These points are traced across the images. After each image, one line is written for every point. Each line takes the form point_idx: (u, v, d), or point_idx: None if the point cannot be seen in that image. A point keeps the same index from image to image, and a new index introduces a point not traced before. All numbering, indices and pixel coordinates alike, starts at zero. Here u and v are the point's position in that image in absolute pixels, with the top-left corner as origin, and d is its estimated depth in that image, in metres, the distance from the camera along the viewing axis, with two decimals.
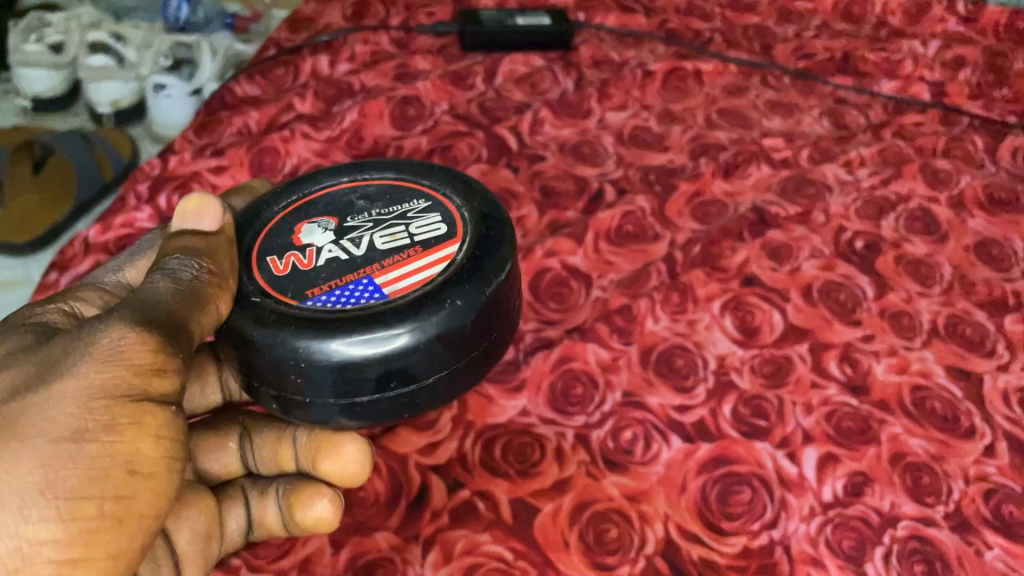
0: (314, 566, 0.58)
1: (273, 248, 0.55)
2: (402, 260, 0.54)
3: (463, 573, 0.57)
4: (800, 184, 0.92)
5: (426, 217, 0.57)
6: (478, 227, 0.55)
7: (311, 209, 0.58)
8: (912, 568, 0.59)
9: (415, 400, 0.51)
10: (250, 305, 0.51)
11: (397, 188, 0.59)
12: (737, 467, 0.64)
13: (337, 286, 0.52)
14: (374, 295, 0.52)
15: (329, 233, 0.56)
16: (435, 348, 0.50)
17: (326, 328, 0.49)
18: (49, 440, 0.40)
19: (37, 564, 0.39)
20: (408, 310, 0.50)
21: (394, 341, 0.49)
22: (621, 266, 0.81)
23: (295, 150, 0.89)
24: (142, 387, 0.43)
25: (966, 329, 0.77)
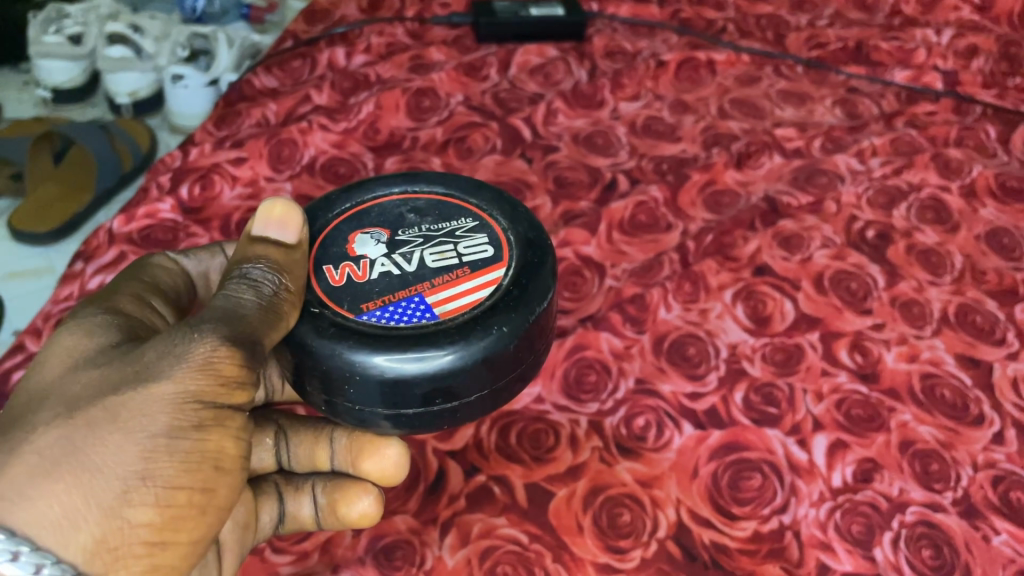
0: (335, 547, 0.59)
1: (329, 256, 0.51)
2: (451, 280, 0.49)
3: (480, 556, 0.58)
4: (812, 174, 0.92)
5: (474, 235, 0.52)
6: (525, 252, 0.51)
7: (365, 218, 0.53)
8: (920, 553, 0.60)
9: (459, 416, 0.47)
10: (308, 315, 0.47)
11: (447, 204, 0.54)
12: (747, 453, 0.65)
13: (390, 302, 0.48)
14: (424, 315, 0.47)
15: (381, 245, 0.51)
16: (479, 371, 0.46)
17: (378, 347, 0.45)
18: (149, 436, 0.41)
19: (133, 545, 0.41)
20: (457, 333, 0.46)
21: (443, 363, 0.45)
22: (634, 256, 0.82)
23: (312, 141, 0.90)
24: (229, 394, 0.44)
25: (976, 318, 0.78)
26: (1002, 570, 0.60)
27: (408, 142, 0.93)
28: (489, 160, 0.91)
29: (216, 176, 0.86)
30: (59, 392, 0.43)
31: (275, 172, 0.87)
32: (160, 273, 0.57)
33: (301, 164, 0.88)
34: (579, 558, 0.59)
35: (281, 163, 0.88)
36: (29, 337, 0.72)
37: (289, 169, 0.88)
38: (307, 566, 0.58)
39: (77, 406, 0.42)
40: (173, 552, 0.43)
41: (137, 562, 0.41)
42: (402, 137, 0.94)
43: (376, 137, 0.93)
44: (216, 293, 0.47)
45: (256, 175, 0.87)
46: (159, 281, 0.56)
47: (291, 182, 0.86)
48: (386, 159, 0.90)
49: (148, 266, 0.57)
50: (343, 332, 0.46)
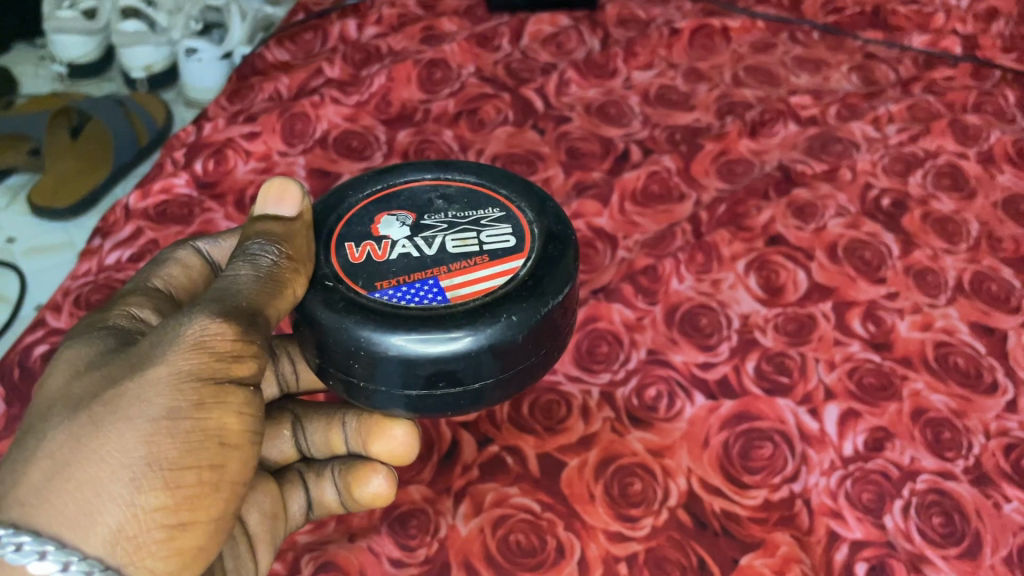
0: (351, 517, 0.60)
1: (352, 234, 0.52)
2: (468, 266, 0.49)
3: (493, 525, 0.59)
4: (827, 142, 0.92)
5: (499, 226, 0.52)
6: (545, 245, 0.50)
7: (395, 202, 0.53)
8: (930, 520, 0.60)
9: (462, 402, 0.48)
10: (322, 289, 0.48)
11: (476, 193, 0.54)
12: (759, 422, 0.66)
13: (404, 282, 0.48)
14: (437, 297, 0.48)
15: (406, 228, 0.52)
16: (486, 359, 0.46)
17: (388, 321, 0.46)
18: (149, 419, 0.40)
19: (151, 531, 0.40)
20: (465, 316, 0.46)
21: (450, 344, 0.45)
22: (646, 227, 0.82)
23: (324, 115, 0.89)
24: (226, 370, 0.43)
25: (991, 286, 0.78)
26: (1013, 537, 0.60)
27: (419, 115, 0.92)
28: (500, 132, 0.91)
29: (230, 151, 0.85)
30: (62, 398, 0.43)
31: (289, 146, 0.87)
32: (178, 269, 0.55)
33: (313, 139, 0.87)
34: (591, 526, 0.60)
35: (294, 138, 0.87)
36: (48, 313, 0.72)
37: (301, 143, 0.87)
38: (324, 534, 0.59)
39: (78, 407, 0.41)
40: (195, 532, 0.42)
41: (159, 548, 0.40)
42: (414, 109, 0.93)
43: (388, 110, 0.93)
44: (219, 277, 0.47)
45: (269, 150, 0.86)
46: (175, 278, 0.54)
47: (304, 155, 0.86)
48: (399, 132, 0.90)
49: (166, 262, 0.55)
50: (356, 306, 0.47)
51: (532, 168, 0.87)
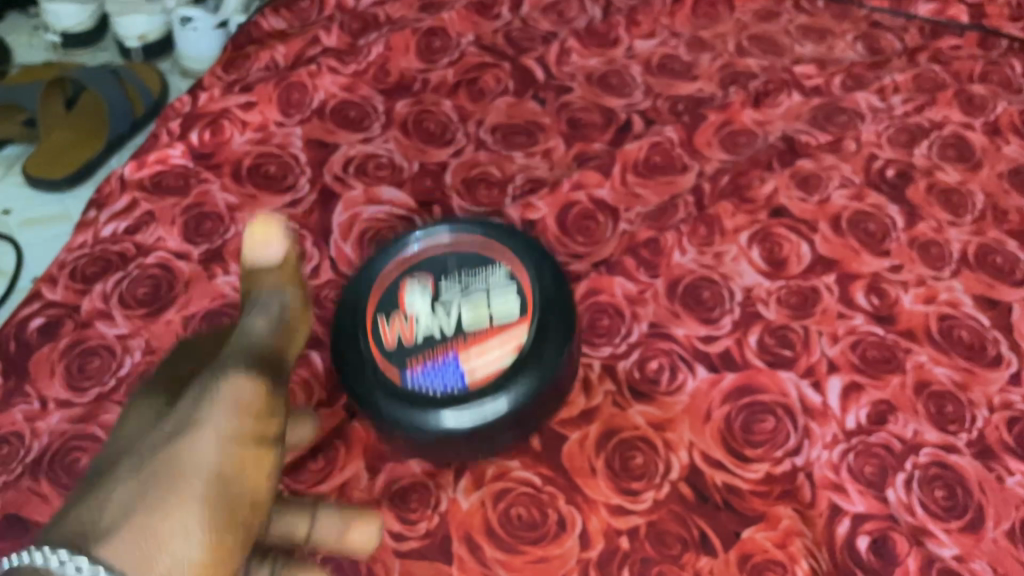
0: (351, 490, 0.59)
1: (384, 323, 0.62)
2: (481, 336, 0.61)
3: (493, 500, 0.59)
4: (832, 112, 0.91)
5: (507, 291, 0.63)
6: (547, 312, 0.61)
7: (423, 336, 0.62)
8: (933, 494, 0.60)
9: (483, 437, 0.58)
10: (375, 399, 0.59)
11: (488, 246, 0.65)
12: (761, 396, 0.65)
13: (430, 361, 0.60)
14: (460, 376, 0.59)
15: (430, 306, 0.63)
16: (507, 427, 0.58)
17: (430, 403, 0.58)
18: (198, 486, 0.48)
19: (185, 566, 0.44)
20: (490, 386, 0.58)
21: (482, 410, 0.57)
22: (648, 199, 0.81)
23: (322, 85, 0.87)
24: (260, 434, 0.51)
25: (996, 259, 0.77)
26: (1016, 511, 0.60)
27: (418, 84, 0.90)
28: (500, 102, 0.89)
29: (226, 122, 0.82)
30: (111, 483, 0.48)
31: (285, 116, 0.84)
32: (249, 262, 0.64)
33: (311, 108, 0.85)
34: (592, 499, 0.59)
35: (290, 108, 0.85)
36: (43, 286, 0.69)
37: (298, 114, 0.85)
38: None
39: (139, 467, 0.48)
40: (227, 557, 0.47)
41: (192, 567, 0.45)
42: (412, 79, 0.91)
43: (387, 80, 0.90)
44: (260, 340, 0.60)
45: (266, 120, 0.84)
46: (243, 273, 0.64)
47: (301, 126, 0.83)
48: (397, 101, 0.87)
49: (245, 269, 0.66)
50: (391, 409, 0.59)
51: (533, 139, 0.86)
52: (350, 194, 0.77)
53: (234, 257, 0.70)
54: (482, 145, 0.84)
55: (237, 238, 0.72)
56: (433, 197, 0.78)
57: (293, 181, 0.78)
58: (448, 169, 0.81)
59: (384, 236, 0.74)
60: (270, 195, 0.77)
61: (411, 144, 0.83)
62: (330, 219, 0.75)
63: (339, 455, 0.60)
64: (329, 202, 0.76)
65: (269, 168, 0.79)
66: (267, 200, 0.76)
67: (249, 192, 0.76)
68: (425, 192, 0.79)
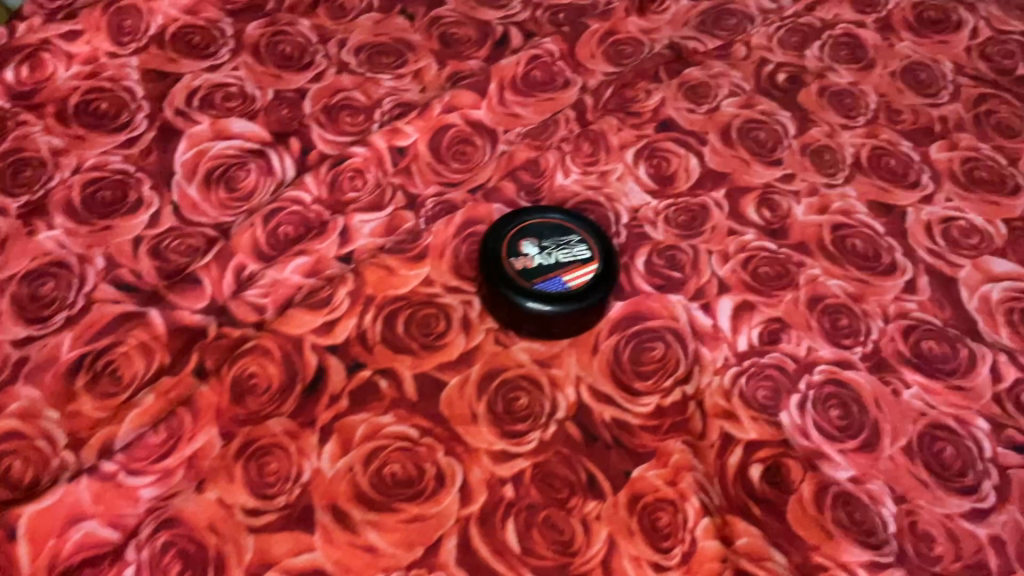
0: (201, 460, 0.52)
1: (511, 252, 0.61)
2: (573, 269, 0.61)
3: (363, 462, 0.53)
4: (721, 15, 0.86)
5: (577, 255, 0.62)
6: (604, 259, 0.61)
7: (489, 241, 0.62)
8: (828, 414, 0.57)
9: (585, 293, 0.59)
10: (516, 265, 0.60)
11: (557, 227, 0.63)
12: (650, 322, 0.61)
13: (534, 257, 0.61)
14: (565, 282, 0.60)
15: (538, 254, 0.61)
16: (590, 271, 0.60)
17: (538, 260, 0.61)
18: None
19: None
20: (568, 254, 0.61)
21: (578, 256, 0.61)
22: (528, 119, 0.75)
23: (159, 8, 0.78)
24: None
25: (891, 161, 0.74)
26: (913, 424, 0.58)
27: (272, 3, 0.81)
28: (365, 18, 0.81)
29: (46, 54, 0.73)
30: None
31: (118, 46, 0.75)
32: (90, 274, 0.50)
33: (147, 36, 0.76)
34: (473, 449, 0.54)
35: (124, 36, 0.76)
36: None
37: (133, 41, 0.75)
38: (171, 485, 0.51)
39: None
40: None
41: None
42: None
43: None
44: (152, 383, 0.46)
45: (95, 52, 0.74)
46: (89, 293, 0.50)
47: (138, 56, 0.75)
48: (247, 23, 0.79)
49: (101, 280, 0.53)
50: (491, 271, 0.60)
51: (402, 59, 0.78)
52: (195, 129, 0.69)
53: (59, 209, 0.63)
54: (344, 67, 0.76)
55: (62, 189, 0.65)
56: (291, 128, 0.71)
57: (128, 119, 0.70)
58: (307, 96, 0.73)
59: (234, 173, 0.67)
60: (101, 135, 0.68)
61: (264, 71, 0.75)
62: (172, 158, 0.67)
63: (185, 424, 0.53)
64: (171, 139, 0.68)
65: (99, 105, 0.70)
66: (97, 140, 0.68)
67: (76, 133, 0.68)
68: (281, 122, 0.71)
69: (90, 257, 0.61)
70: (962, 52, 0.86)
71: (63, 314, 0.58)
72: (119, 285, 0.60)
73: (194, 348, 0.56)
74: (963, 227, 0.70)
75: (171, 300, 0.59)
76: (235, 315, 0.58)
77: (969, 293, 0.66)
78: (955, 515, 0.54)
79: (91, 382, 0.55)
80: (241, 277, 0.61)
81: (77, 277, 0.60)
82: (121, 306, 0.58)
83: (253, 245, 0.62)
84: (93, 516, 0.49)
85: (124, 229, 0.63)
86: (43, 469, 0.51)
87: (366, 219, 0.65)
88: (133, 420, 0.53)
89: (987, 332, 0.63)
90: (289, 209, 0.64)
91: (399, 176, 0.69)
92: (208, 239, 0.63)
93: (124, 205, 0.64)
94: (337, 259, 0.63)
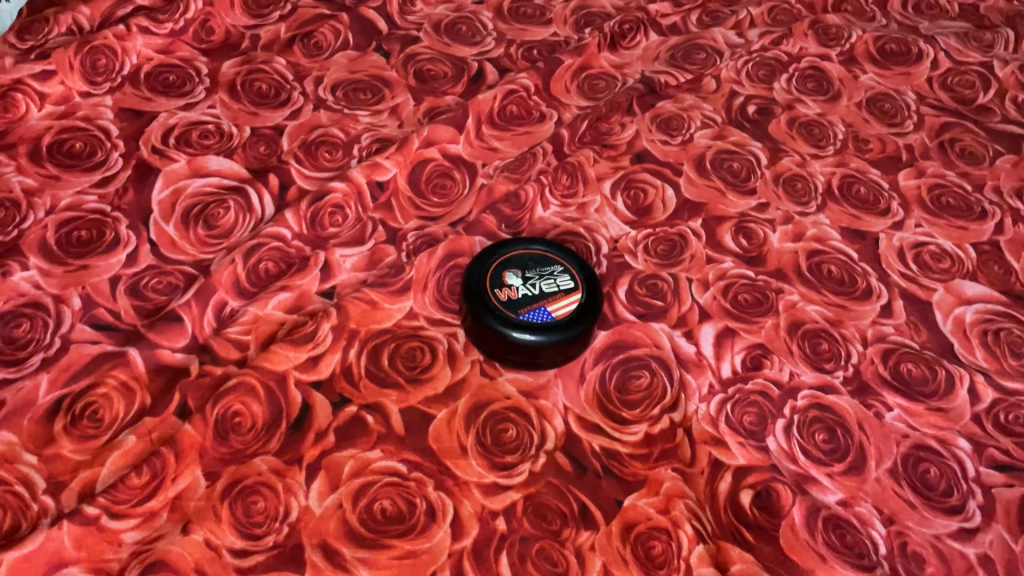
0: (185, 501, 0.51)
1: (495, 283, 0.61)
2: (556, 299, 0.61)
3: (352, 499, 0.52)
4: (689, 51, 0.88)
5: (561, 285, 0.62)
6: (588, 290, 0.62)
7: (473, 271, 0.62)
8: (814, 437, 0.58)
9: (569, 322, 0.59)
10: (500, 295, 0.60)
11: (541, 259, 0.64)
12: (634, 350, 0.62)
13: (517, 288, 0.61)
14: (548, 313, 0.60)
15: (521, 285, 0.62)
16: (575, 302, 0.61)
17: (522, 291, 0.61)
18: None
19: None
20: (552, 286, 0.62)
21: (562, 286, 0.62)
22: (506, 152, 0.75)
23: (133, 48, 0.78)
24: None
25: (860, 189, 0.76)
26: (897, 446, 0.58)
27: (247, 42, 0.82)
28: (340, 56, 0.82)
29: (19, 94, 0.72)
30: None
31: (91, 85, 0.75)
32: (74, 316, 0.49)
33: (121, 75, 0.76)
34: (463, 482, 0.53)
35: (97, 76, 0.75)
36: None
37: (107, 81, 0.75)
38: (155, 528, 0.49)
39: None
40: None
41: None
42: (240, 36, 0.82)
43: (209, 38, 0.81)
44: None
45: (69, 91, 0.74)
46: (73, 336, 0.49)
47: (112, 95, 0.74)
48: (222, 62, 0.79)
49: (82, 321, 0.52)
50: (475, 301, 0.60)
51: (379, 95, 0.78)
52: (171, 167, 0.69)
53: (34, 249, 0.62)
54: (321, 104, 0.76)
55: (36, 228, 0.64)
56: (269, 165, 0.71)
57: (103, 157, 0.69)
58: (285, 133, 0.73)
59: (213, 211, 0.66)
60: (76, 174, 0.68)
61: (241, 108, 0.75)
62: (149, 196, 0.67)
63: (168, 466, 0.52)
64: (147, 177, 0.68)
65: (74, 144, 0.70)
66: (71, 179, 0.67)
67: (50, 173, 0.67)
68: (259, 159, 0.71)
69: (66, 297, 0.60)
70: (924, 82, 0.89)
71: (39, 355, 0.57)
72: (97, 325, 0.59)
73: (176, 387, 0.56)
74: (934, 251, 0.72)
75: (151, 339, 0.58)
76: (217, 353, 0.57)
77: (943, 316, 0.67)
78: (942, 535, 0.54)
79: (69, 424, 0.54)
80: (223, 314, 0.60)
81: (54, 318, 0.59)
82: (100, 345, 0.57)
83: (234, 281, 0.61)
84: (74, 562, 0.47)
85: (101, 268, 0.62)
86: (21, 516, 0.50)
87: (347, 254, 0.65)
88: (114, 462, 0.52)
89: (963, 353, 0.64)
90: (270, 244, 0.64)
91: (379, 211, 0.69)
92: (188, 276, 0.62)
93: (101, 244, 0.63)
94: (319, 294, 0.62)
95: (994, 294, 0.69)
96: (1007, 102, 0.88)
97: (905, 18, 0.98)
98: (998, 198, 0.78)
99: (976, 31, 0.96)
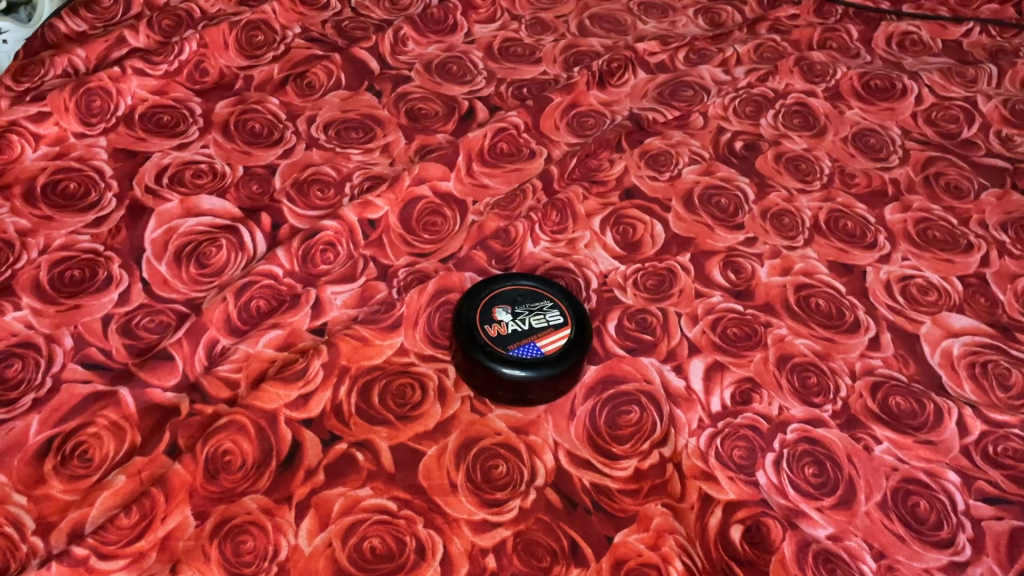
0: (174, 541, 0.50)
1: (484, 319, 0.62)
2: (546, 334, 0.61)
3: (342, 537, 0.52)
4: (677, 88, 0.90)
5: (550, 320, 0.62)
6: (578, 325, 0.62)
7: (462, 309, 0.62)
8: (803, 471, 0.58)
9: (558, 357, 0.59)
10: (489, 332, 0.61)
11: (530, 295, 0.64)
12: (624, 385, 0.62)
13: (506, 324, 0.62)
14: (538, 349, 0.60)
15: (510, 321, 0.62)
16: (564, 336, 0.61)
17: (511, 328, 0.61)
18: None
19: None
20: (542, 321, 0.62)
21: (553, 321, 0.62)
22: (496, 189, 0.76)
23: (128, 89, 0.79)
24: None
25: (847, 223, 0.77)
26: (886, 479, 0.58)
27: (241, 82, 0.83)
28: (332, 96, 0.83)
29: (15, 135, 0.73)
30: None
31: (86, 126, 0.76)
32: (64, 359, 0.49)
33: (116, 116, 0.77)
34: (453, 519, 0.53)
35: (93, 117, 0.76)
36: None
37: (102, 122, 0.76)
38: (144, 568, 0.49)
39: None
40: None
41: None
42: (234, 77, 0.83)
43: (203, 79, 0.83)
44: None
45: (64, 132, 0.75)
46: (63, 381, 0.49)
47: (106, 136, 0.75)
48: (215, 103, 0.80)
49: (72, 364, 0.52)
50: (464, 336, 0.60)
51: (370, 134, 0.79)
52: (164, 207, 0.69)
53: (27, 289, 0.63)
54: (313, 143, 0.77)
55: (30, 268, 0.64)
56: (261, 204, 0.71)
57: (97, 198, 0.70)
58: (277, 172, 0.74)
59: (205, 249, 0.67)
60: (69, 215, 0.68)
61: (234, 148, 0.76)
62: (141, 236, 0.67)
63: (158, 505, 0.51)
64: (141, 217, 0.69)
65: (68, 184, 0.71)
66: (66, 220, 0.68)
67: (45, 214, 0.68)
68: (252, 198, 0.72)
69: (58, 337, 0.60)
70: (908, 118, 0.90)
71: (31, 395, 0.57)
72: (89, 364, 0.59)
73: (166, 426, 0.56)
74: (921, 284, 0.72)
75: (142, 377, 0.58)
76: (207, 392, 0.58)
77: (931, 349, 0.67)
78: (933, 569, 0.54)
79: (59, 464, 0.54)
80: (214, 353, 0.60)
81: (45, 358, 0.59)
82: (91, 385, 0.58)
83: (225, 320, 0.62)
84: None
85: (94, 307, 0.62)
86: (10, 557, 0.50)
87: (338, 291, 0.66)
88: (103, 503, 0.52)
89: (951, 386, 0.65)
90: (261, 282, 0.64)
91: (371, 248, 0.69)
92: (179, 314, 0.63)
93: (94, 283, 0.64)
94: (310, 331, 0.63)
95: (981, 327, 0.70)
96: (991, 136, 0.89)
97: (889, 55, 1.00)
98: (984, 231, 0.78)
99: (960, 67, 0.97)
